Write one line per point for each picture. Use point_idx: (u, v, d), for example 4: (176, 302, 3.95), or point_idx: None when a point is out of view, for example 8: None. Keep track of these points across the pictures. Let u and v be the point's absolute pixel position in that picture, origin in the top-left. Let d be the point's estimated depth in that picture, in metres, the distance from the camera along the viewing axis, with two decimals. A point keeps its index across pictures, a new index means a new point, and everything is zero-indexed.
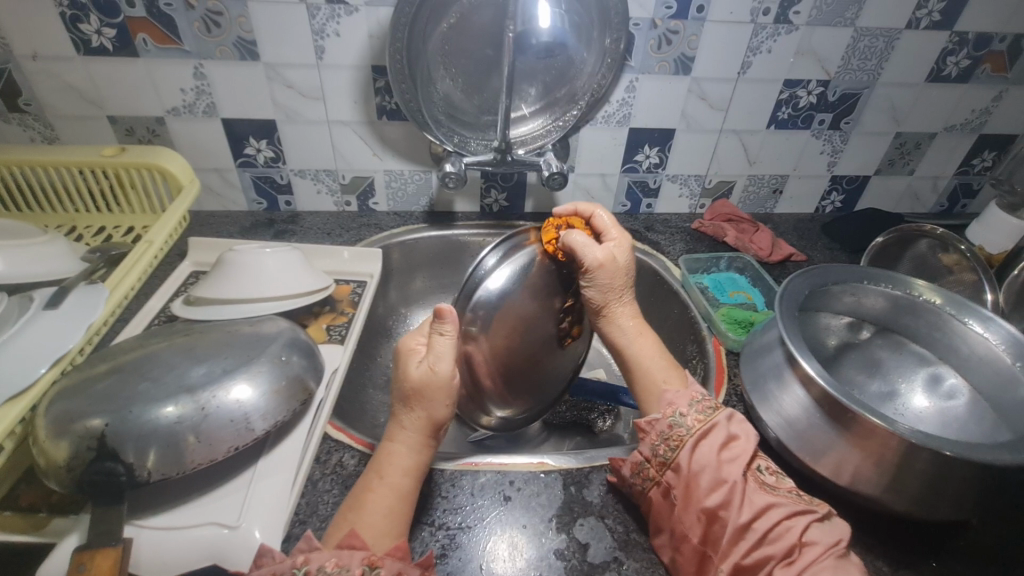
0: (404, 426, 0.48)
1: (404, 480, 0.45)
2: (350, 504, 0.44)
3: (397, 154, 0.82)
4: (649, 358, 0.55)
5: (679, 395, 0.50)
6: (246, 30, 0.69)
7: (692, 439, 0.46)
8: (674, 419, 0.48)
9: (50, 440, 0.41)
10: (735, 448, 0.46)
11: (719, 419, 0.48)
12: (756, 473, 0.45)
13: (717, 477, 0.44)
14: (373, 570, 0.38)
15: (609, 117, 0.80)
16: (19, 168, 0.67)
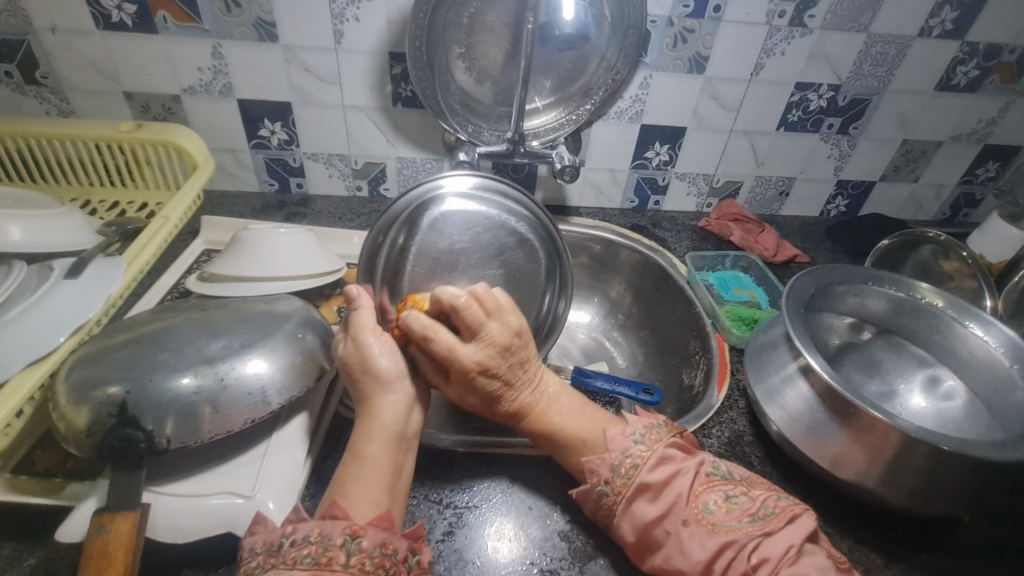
0: (391, 388, 0.47)
1: (382, 454, 0.44)
2: (335, 481, 0.43)
3: (411, 141, 0.82)
4: (565, 428, 0.50)
5: (602, 462, 0.47)
6: (265, 11, 0.69)
7: (622, 509, 0.44)
8: (601, 487, 0.46)
9: (70, 406, 0.42)
10: (668, 497, 0.44)
11: (642, 479, 0.45)
12: (700, 512, 0.43)
13: (654, 539, 0.43)
14: (355, 539, 0.37)
15: (621, 113, 0.81)
16: (35, 141, 0.68)
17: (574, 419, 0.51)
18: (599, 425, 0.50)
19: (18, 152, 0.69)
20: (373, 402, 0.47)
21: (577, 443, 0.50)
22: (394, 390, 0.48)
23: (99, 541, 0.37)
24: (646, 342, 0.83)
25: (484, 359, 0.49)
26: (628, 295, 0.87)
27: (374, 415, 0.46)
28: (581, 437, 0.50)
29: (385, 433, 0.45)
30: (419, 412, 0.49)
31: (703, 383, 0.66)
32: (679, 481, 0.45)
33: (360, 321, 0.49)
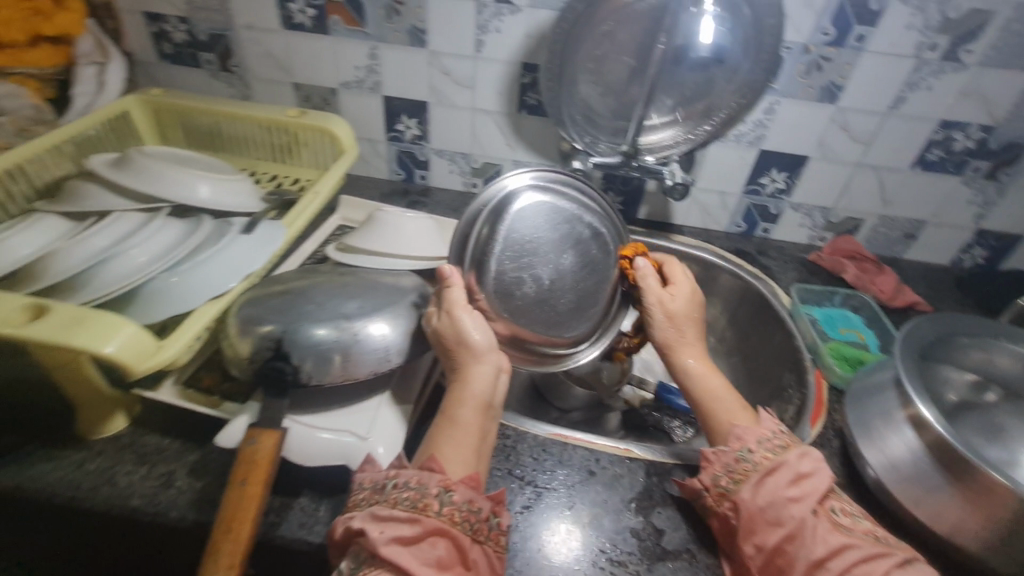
0: (481, 358, 0.51)
1: (473, 418, 0.48)
2: (432, 434, 0.48)
3: (529, 146, 0.87)
4: (718, 394, 0.55)
5: (748, 432, 0.49)
6: (420, 20, 0.78)
7: (760, 476, 0.45)
8: (741, 453, 0.48)
9: (237, 337, 0.51)
10: (808, 487, 0.44)
11: (790, 457, 0.46)
12: (829, 512, 0.44)
13: (783, 515, 0.43)
14: (447, 492, 0.42)
15: (740, 136, 0.81)
16: (224, 118, 0.81)
17: (723, 390, 0.55)
18: (746, 408, 0.53)
19: (210, 126, 0.83)
20: (466, 369, 0.50)
21: (729, 412, 0.53)
22: (484, 361, 0.51)
23: (251, 449, 0.45)
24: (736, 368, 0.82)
25: (673, 311, 0.60)
26: (723, 319, 0.86)
27: (465, 381, 0.50)
28: (737, 405, 0.53)
29: (476, 400, 0.49)
30: (505, 381, 0.52)
31: (795, 418, 0.64)
32: (818, 477, 0.45)
33: (450, 297, 0.52)
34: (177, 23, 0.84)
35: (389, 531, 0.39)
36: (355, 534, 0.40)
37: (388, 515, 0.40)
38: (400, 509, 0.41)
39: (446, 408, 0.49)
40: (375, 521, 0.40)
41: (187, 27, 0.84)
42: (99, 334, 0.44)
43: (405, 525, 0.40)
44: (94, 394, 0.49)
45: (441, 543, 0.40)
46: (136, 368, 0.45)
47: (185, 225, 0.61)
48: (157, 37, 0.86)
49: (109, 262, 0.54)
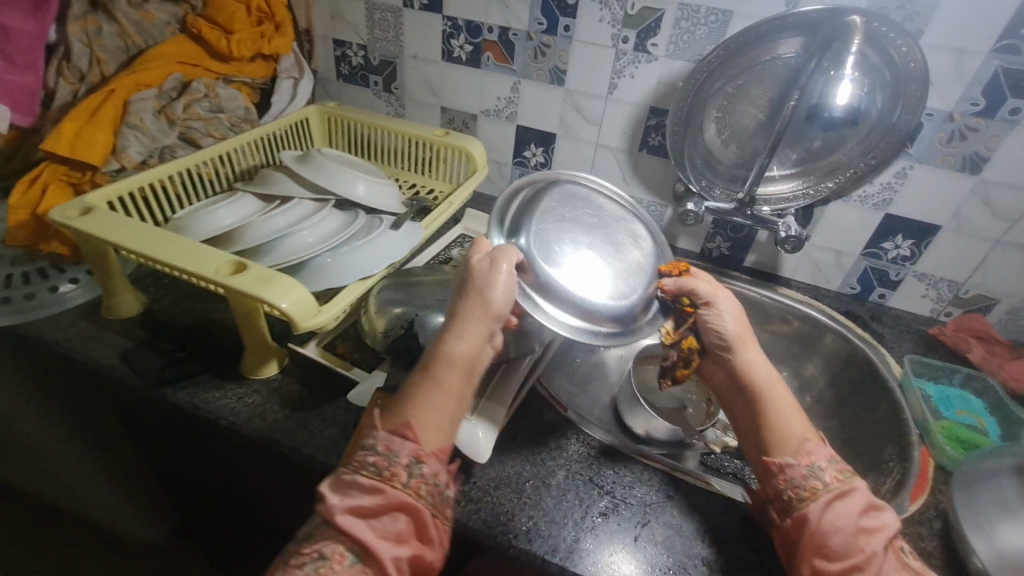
0: (474, 318, 0.50)
1: (453, 377, 0.49)
2: (401, 398, 0.50)
3: (644, 184, 0.92)
4: (790, 405, 0.54)
5: (818, 450, 0.51)
6: (563, 62, 0.86)
7: (834, 495, 0.48)
8: (811, 470, 0.50)
9: (376, 313, 0.61)
10: (874, 522, 0.46)
11: (857, 485, 0.49)
12: (898, 551, 0.46)
13: (847, 544, 0.45)
14: (417, 463, 0.47)
15: (865, 198, 0.80)
16: (382, 131, 0.95)
17: (784, 405, 0.54)
18: (813, 433, 0.53)
19: (370, 137, 0.97)
20: (458, 318, 0.50)
21: (797, 426, 0.53)
22: (483, 321, 0.50)
23: (378, 407, 0.51)
24: (831, 432, 0.79)
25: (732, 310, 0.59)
26: (823, 380, 0.84)
27: (459, 337, 0.50)
28: (806, 429, 0.53)
29: (461, 361, 0.50)
30: (491, 351, 0.51)
31: (892, 491, 0.61)
32: (884, 513, 0.47)
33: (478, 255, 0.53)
34: (358, 49, 0.99)
35: (343, 501, 0.44)
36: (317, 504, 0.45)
37: (354, 486, 0.45)
38: (365, 479, 0.45)
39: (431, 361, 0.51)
40: (334, 492, 0.45)
41: (365, 54, 0.99)
42: (281, 290, 0.54)
43: (370, 492, 0.45)
44: (261, 340, 0.59)
45: (398, 516, 0.45)
46: (301, 324, 0.55)
47: (345, 216, 0.72)
48: (339, 60, 1.02)
49: (288, 237, 0.66)
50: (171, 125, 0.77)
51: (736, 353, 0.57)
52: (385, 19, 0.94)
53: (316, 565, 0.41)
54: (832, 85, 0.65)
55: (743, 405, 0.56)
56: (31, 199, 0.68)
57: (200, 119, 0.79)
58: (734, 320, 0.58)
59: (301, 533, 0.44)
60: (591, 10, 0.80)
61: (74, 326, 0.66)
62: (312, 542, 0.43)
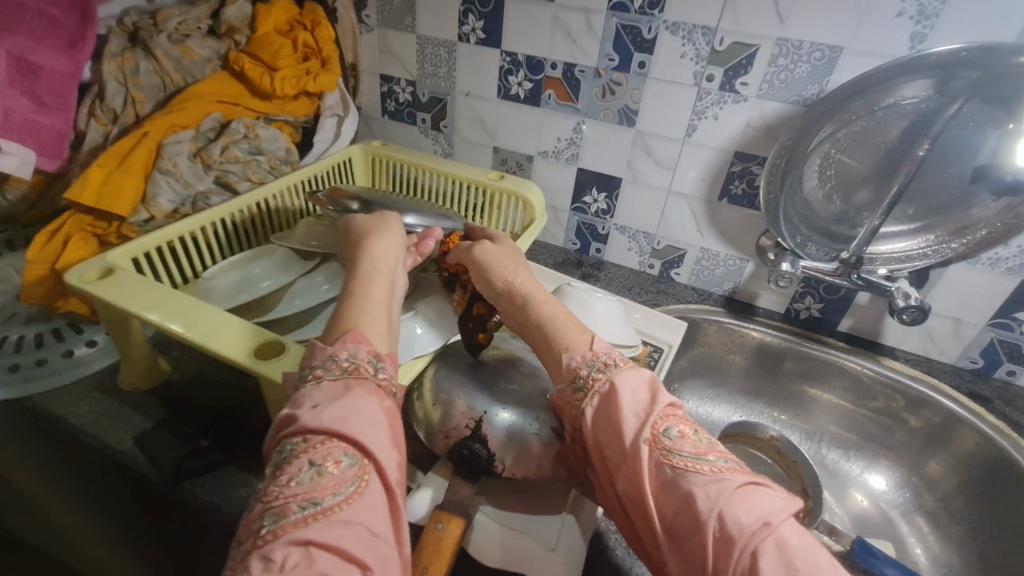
0: (378, 237, 0.55)
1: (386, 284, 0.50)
2: (337, 320, 0.46)
3: (722, 236, 0.82)
4: (563, 318, 0.50)
5: (575, 355, 0.47)
6: (634, 101, 0.78)
7: (600, 398, 0.43)
8: (581, 385, 0.45)
9: (431, 403, 0.51)
10: (635, 414, 0.41)
11: (619, 378, 0.43)
12: (662, 439, 0.39)
13: (612, 450, 0.41)
14: (377, 361, 0.42)
15: (997, 261, 0.68)
16: (432, 174, 0.87)
17: (562, 320, 0.50)
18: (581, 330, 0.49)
19: (419, 180, 0.89)
20: (372, 249, 0.53)
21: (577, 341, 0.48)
22: (390, 235, 0.56)
23: (435, 534, 0.41)
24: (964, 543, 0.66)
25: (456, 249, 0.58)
26: (947, 477, 0.71)
27: (375, 258, 0.52)
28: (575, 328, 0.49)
29: (388, 271, 0.52)
30: (404, 275, 0.54)
31: None
32: (656, 402, 0.41)
33: (368, 224, 0.57)
34: (406, 85, 0.93)
35: (316, 407, 0.37)
36: (281, 426, 0.38)
37: (319, 390, 0.39)
38: (335, 378, 0.40)
39: (354, 283, 0.50)
40: (302, 403, 0.38)
41: (413, 90, 0.93)
42: None
43: (339, 388, 0.39)
44: None
45: (378, 410, 0.39)
46: None
47: None
48: (386, 96, 0.96)
49: None
50: (206, 169, 0.70)
51: (516, 284, 0.52)
52: (437, 54, 0.87)
53: (310, 478, 0.34)
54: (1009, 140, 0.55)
55: (516, 320, 0.52)
56: (51, 253, 0.61)
57: (238, 163, 0.73)
58: (500, 250, 0.55)
59: (276, 458, 0.36)
60: (672, 45, 0.72)
61: (86, 401, 0.57)
62: (290, 461, 0.35)
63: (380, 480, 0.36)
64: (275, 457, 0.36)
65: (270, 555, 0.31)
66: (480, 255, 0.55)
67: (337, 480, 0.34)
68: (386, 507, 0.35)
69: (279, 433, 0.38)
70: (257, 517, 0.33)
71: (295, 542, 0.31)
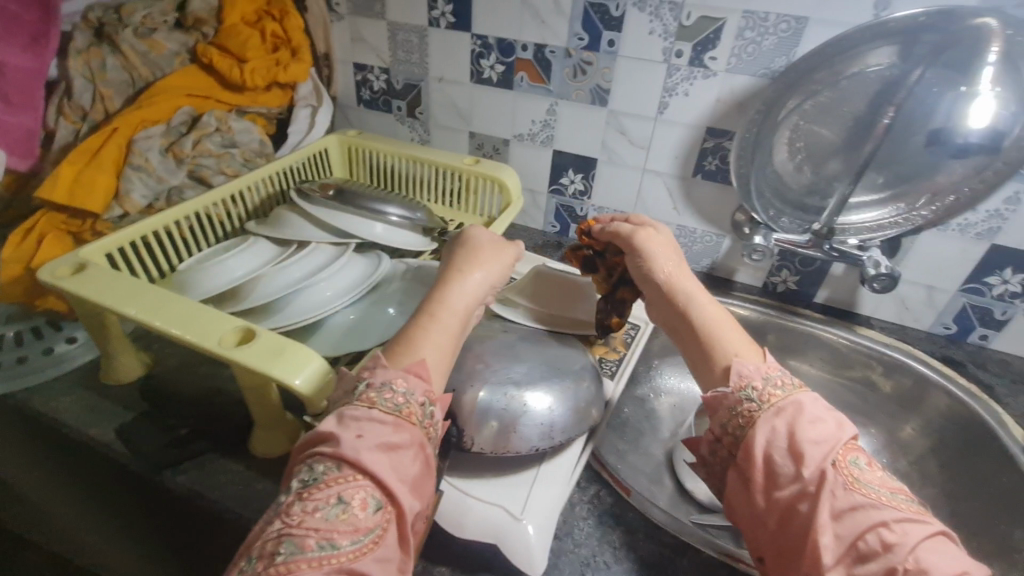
0: (473, 268, 0.52)
1: (460, 312, 0.48)
2: (406, 334, 0.46)
3: (698, 213, 0.82)
4: (725, 326, 0.49)
5: (756, 370, 0.45)
6: (605, 80, 0.78)
7: (779, 411, 0.42)
8: (745, 393, 0.43)
9: None
10: (820, 432, 0.40)
11: (800, 398, 0.42)
12: (848, 466, 0.39)
13: (789, 463, 0.39)
14: (429, 405, 0.42)
15: (966, 227, 0.69)
16: (408, 162, 0.87)
17: (725, 328, 0.49)
18: (753, 348, 0.47)
19: (395, 167, 0.90)
20: (465, 277, 0.51)
21: (731, 347, 0.47)
22: (484, 268, 0.52)
23: None
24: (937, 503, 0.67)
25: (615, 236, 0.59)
26: (922, 442, 0.72)
27: (459, 291, 0.49)
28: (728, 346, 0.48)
29: (461, 307, 0.49)
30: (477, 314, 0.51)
31: None
32: (834, 425, 0.41)
33: (482, 248, 0.53)
34: (380, 73, 0.92)
35: (363, 437, 0.37)
36: (317, 444, 0.38)
37: (369, 418, 0.39)
38: (384, 413, 0.39)
39: (435, 304, 0.48)
40: (348, 427, 0.38)
41: (387, 77, 0.92)
42: (293, 364, 0.46)
43: (386, 426, 0.39)
44: (272, 414, 0.52)
45: (411, 458, 0.39)
46: (317, 404, 0.46)
47: (367, 262, 0.65)
48: (360, 84, 0.95)
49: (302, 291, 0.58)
50: (178, 163, 0.70)
51: (678, 293, 0.52)
52: (410, 40, 0.87)
53: (335, 515, 0.34)
54: (963, 103, 0.56)
55: (663, 319, 0.53)
56: (24, 254, 0.62)
57: (211, 156, 0.73)
58: (657, 251, 0.55)
59: (308, 476, 0.36)
60: (640, 22, 0.72)
61: (67, 396, 0.58)
62: (320, 485, 0.35)
63: (394, 534, 0.36)
64: (302, 474, 0.37)
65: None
66: (645, 249, 0.55)
67: (361, 524, 0.34)
68: (393, 563, 0.35)
69: (312, 445, 0.38)
70: (272, 538, 0.33)
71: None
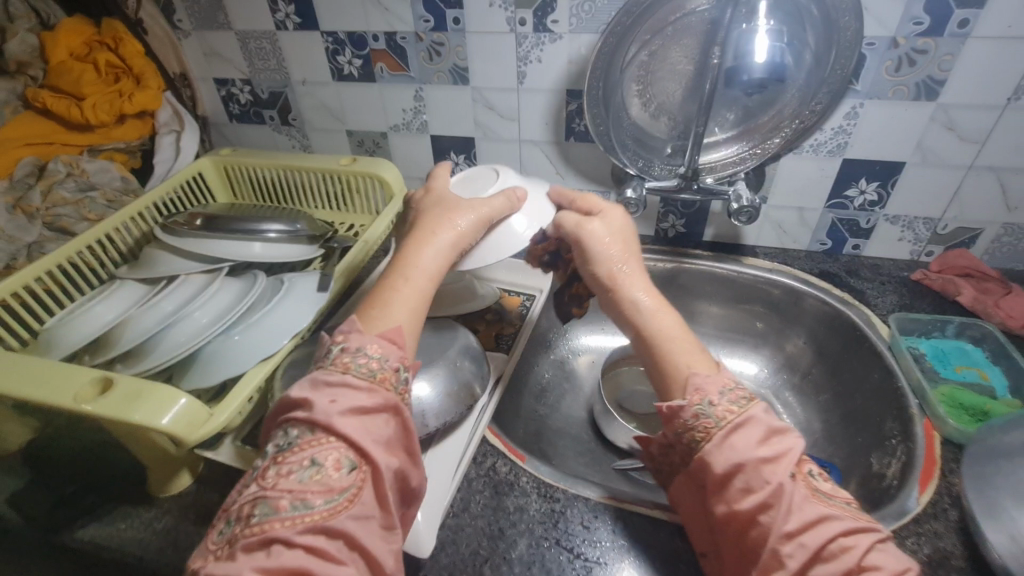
0: (431, 224, 0.53)
1: (424, 282, 0.50)
2: (376, 301, 0.48)
3: (579, 174, 0.84)
4: (677, 337, 0.48)
5: (710, 382, 0.44)
6: (461, 58, 0.77)
7: (734, 428, 0.42)
8: (701, 408, 0.43)
9: None
10: (779, 446, 0.41)
11: (755, 414, 0.42)
12: (807, 477, 0.40)
13: (754, 477, 0.39)
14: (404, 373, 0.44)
15: (818, 147, 0.72)
16: (286, 171, 0.85)
17: (677, 341, 0.48)
18: (704, 362, 0.47)
19: (276, 179, 0.87)
20: (429, 233, 0.52)
21: (689, 355, 0.47)
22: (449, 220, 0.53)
23: None
24: (827, 409, 0.72)
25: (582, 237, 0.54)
26: (808, 352, 0.77)
27: (421, 253, 0.51)
28: (685, 352, 0.48)
29: (425, 273, 0.50)
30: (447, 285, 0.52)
31: (899, 478, 0.54)
32: (790, 436, 0.42)
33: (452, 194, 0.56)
34: (243, 85, 0.89)
35: (337, 405, 0.39)
36: (285, 412, 0.40)
37: (341, 384, 0.40)
38: (358, 380, 0.41)
39: (399, 270, 0.50)
40: (319, 394, 0.40)
41: (250, 88, 0.89)
42: (155, 407, 0.46)
43: (359, 392, 0.40)
44: (159, 456, 0.52)
45: (384, 422, 0.41)
46: (188, 439, 0.47)
47: (241, 284, 0.64)
48: (226, 99, 0.92)
49: (172, 327, 0.57)
50: (31, 219, 0.69)
51: (625, 294, 0.51)
52: (262, 47, 0.84)
53: (321, 473, 0.36)
54: (748, 39, 0.58)
55: (617, 317, 0.52)
56: None
57: (67, 204, 0.71)
58: (608, 247, 0.53)
59: (284, 440, 0.38)
60: None
61: None
62: (294, 450, 0.37)
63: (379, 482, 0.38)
64: (279, 439, 0.39)
65: (265, 544, 0.33)
66: (593, 247, 0.53)
67: (334, 484, 0.36)
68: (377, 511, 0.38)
69: (284, 415, 0.41)
70: (250, 500, 0.36)
71: (296, 538, 0.34)
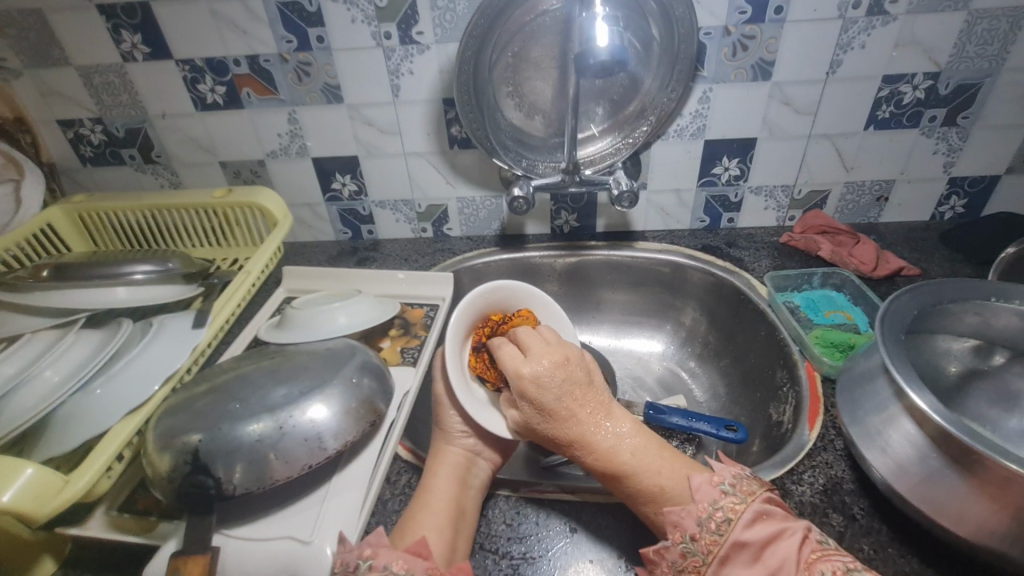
0: (449, 447, 0.53)
1: (449, 489, 0.49)
2: (405, 518, 0.48)
3: (468, 181, 0.84)
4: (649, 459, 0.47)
5: (685, 514, 0.43)
6: (331, 77, 0.76)
7: (715, 561, 0.40)
8: (684, 545, 0.42)
9: (155, 452, 0.46)
10: (772, 561, 0.39)
11: (734, 536, 0.40)
12: None
13: None
14: None
15: (682, 131, 0.77)
16: (152, 212, 0.79)
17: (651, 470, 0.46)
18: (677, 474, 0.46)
19: (142, 221, 0.80)
20: (440, 459, 0.52)
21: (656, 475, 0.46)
22: (455, 442, 0.54)
23: None
24: (727, 372, 0.77)
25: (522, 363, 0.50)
26: (704, 322, 0.82)
27: (433, 473, 0.51)
28: (661, 476, 0.46)
29: (453, 475, 0.51)
30: (481, 468, 0.53)
31: (793, 420, 0.58)
32: (783, 542, 0.39)
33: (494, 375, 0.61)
34: (93, 124, 0.82)
35: None
36: None
37: None
38: None
39: (421, 490, 0.50)
40: None
41: (102, 127, 0.82)
42: None
43: None
44: (8, 542, 0.45)
45: None
46: (37, 514, 0.40)
47: (102, 335, 0.56)
48: (75, 142, 0.84)
49: (15, 393, 0.49)
50: None
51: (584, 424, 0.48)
52: (109, 81, 0.77)
53: None
54: (592, 26, 0.58)
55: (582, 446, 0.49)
56: None
57: None
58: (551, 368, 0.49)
59: None
60: (339, 13, 0.70)
61: None
62: None
63: None
64: None
65: None
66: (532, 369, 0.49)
67: None
68: None
69: None
70: None
71: None
